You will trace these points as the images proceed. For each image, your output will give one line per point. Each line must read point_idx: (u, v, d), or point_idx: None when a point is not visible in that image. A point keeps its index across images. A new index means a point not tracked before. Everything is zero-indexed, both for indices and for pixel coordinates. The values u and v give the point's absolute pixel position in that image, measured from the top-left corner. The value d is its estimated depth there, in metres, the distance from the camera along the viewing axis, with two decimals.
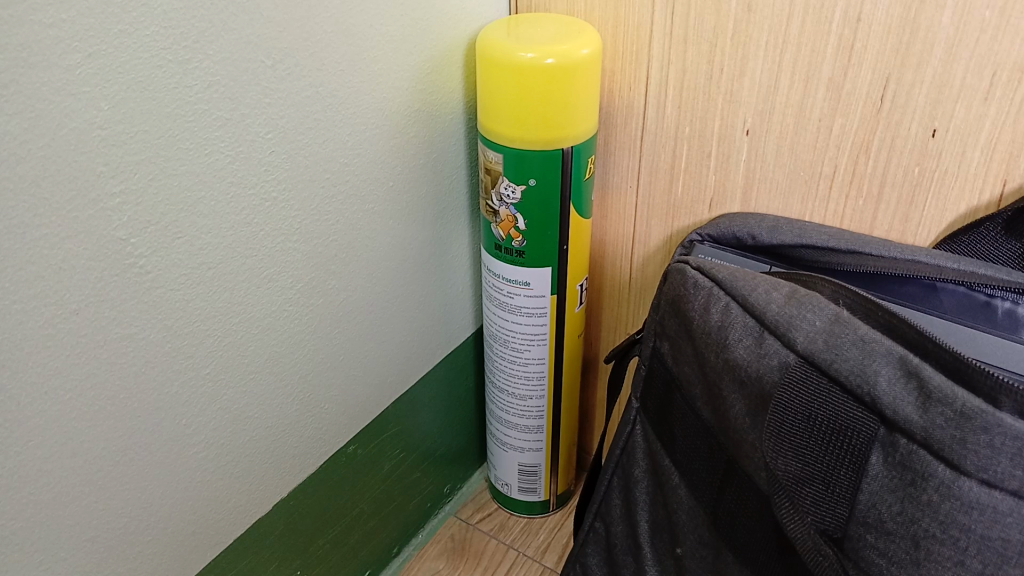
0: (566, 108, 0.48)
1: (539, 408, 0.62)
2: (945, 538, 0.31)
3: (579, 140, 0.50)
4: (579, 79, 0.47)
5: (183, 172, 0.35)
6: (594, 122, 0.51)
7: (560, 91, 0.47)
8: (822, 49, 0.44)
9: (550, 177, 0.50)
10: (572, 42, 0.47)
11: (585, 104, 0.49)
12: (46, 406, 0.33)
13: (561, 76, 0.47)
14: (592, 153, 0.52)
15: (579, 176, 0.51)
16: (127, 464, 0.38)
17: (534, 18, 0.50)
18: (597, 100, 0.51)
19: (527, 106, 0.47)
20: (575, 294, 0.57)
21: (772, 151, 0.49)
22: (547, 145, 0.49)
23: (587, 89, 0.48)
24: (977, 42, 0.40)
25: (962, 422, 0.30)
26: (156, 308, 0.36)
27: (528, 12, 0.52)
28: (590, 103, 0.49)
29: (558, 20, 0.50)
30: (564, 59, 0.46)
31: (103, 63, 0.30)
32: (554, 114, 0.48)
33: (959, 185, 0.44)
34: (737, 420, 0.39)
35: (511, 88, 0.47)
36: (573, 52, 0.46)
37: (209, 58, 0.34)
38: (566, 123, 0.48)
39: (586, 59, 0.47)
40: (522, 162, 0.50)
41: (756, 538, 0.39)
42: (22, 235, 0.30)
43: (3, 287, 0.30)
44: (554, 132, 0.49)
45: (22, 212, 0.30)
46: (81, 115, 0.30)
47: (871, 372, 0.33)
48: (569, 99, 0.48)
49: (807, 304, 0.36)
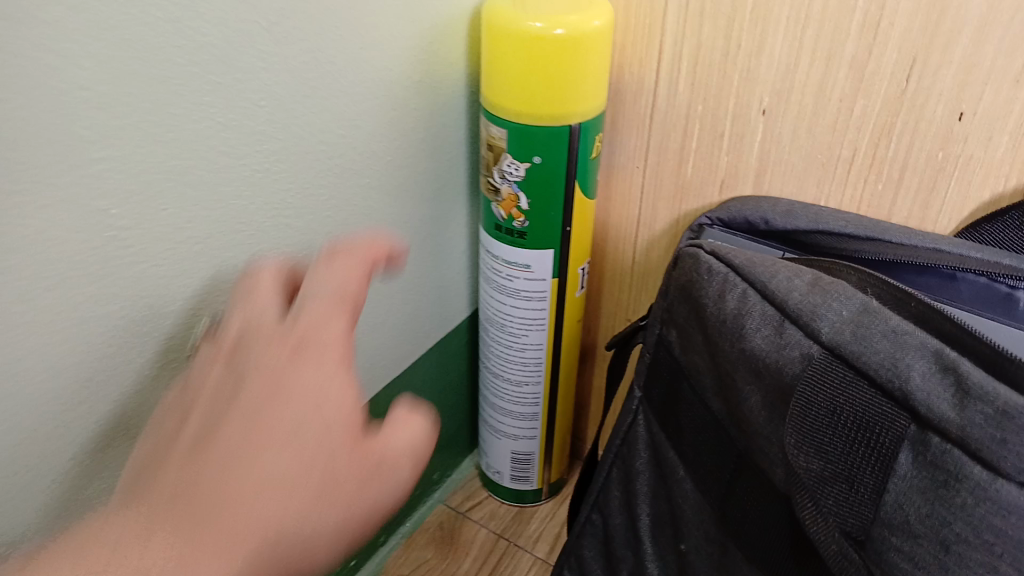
0: (575, 83, 0.46)
1: (535, 396, 0.60)
2: (978, 543, 0.29)
3: (586, 117, 0.47)
4: (589, 51, 0.45)
5: (172, 139, 0.32)
6: (602, 99, 0.48)
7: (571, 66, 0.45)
8: (846, 26, 0.42)
9: (555, 154, 0.48)
10: (583, 13, 0.44)
11: (595, 79, 0.46)
12: (16, 385, 0.30)
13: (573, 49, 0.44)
14: (599, 132, 0.49)
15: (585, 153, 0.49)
16: (105, 447, 0.35)
17: None
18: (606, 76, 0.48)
19: (536, 81, 0.45)
20: (576, 278, 0.55)
21: (789, 133, 0.47)
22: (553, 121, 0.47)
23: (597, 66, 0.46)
24: (1010, 21, 0.38)
25: (1001, 422, 0.28)
26: (138, 285, 0.33)
27: None
28: (600, 79, 0.47)
29: None
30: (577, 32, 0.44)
31: (87, 19, 0.27)
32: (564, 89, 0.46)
33: (984, 171, 0.42)
34: (752, 414, 0.37)
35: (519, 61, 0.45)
36: (584, 24, 0.44)
37: (202, 17, 0.31)
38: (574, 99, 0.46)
39: (597, 31, 0.44)
40: (526, 137, 0.47)
41: (769, 537, 0.37)
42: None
43: None
44: (561, 108, 0.46)
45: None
46: (62, 74, 0.27)
47: (903, 366, 0.31)
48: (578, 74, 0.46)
49: (833, 293, 0.34)
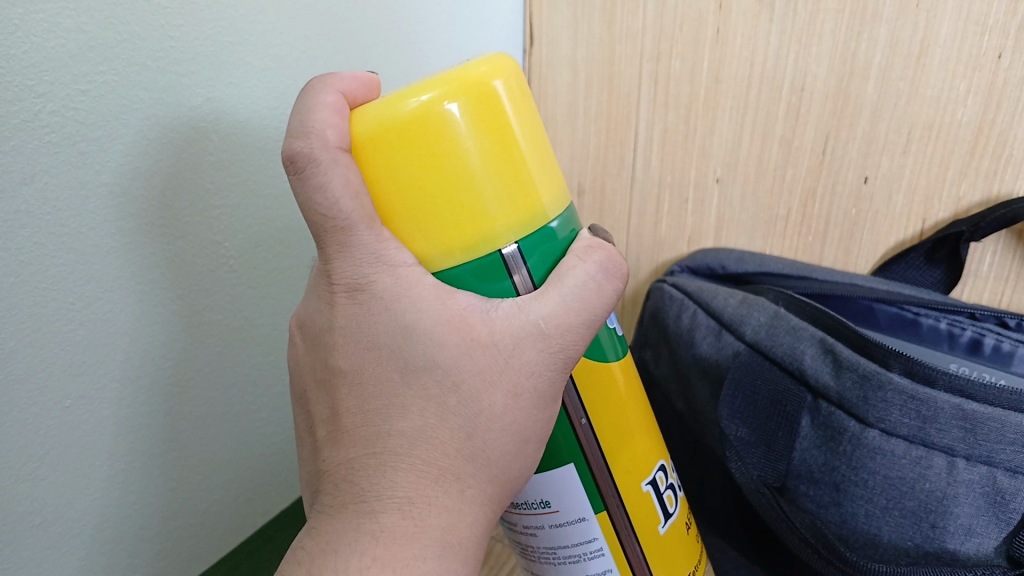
0: (519, 173, 0.32)
1: (603, 571, 0.39)
2: (858, 480, 0.39)
3: (517, 235, 0.32)
4: (440, 148, 0.30)
5: (267, 195, 0.47)
6: (495, 207, 0.31)
7: (500, 161, 0.31)
8: (776, 112, 0.54)
9: (499, 281, 0.33)
10: (392, 156, 0.30)
11: (479, 215, 0.31)
12: (151, 368, 0.43)
13: (481, 116, 0.30)
14: (549, 237, 0.34)
15: (545, 241, 0.34)
16: (205, 427, 0.47)
17: (386, 163, 0.30)
18: (490, 194, 0.31)
19: (445, 195, 0.31)
20: (646, 503, 0.39)
21: (738, 196, 0.59)
22: (500, 237, 0.32)
23: (522, 131, 0.32)
24: (895, 106, 0.50)
25: (864, 383, 0.39)
26: (175, 312, 0.43)
27: (436, 75, 0.30)
28: (485, 204, 0.31)
29: (387, 140, 0.30)
30: (467, 87, 0.30)
31: (237, 121, 0.44)
32: (507, 221, 0.32)
33: (888, 222, 0.54)
34: (703, 404, 0.49)
35: (404, 190, 0.31)
36: (433, 108, 0.29)
37: (260, 97, 0.45)
38: (509, 218, 0.32)
39: (435, 112, 0.29)
40: (473, 277, 0.33)
41: (725, 498, 0.50)
42: (188, 263, 0.43)
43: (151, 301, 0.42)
44: (498, 226, 0.32)
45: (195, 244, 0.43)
46: (218, 182, 0.44)
47: (800, 351, 0.43)
48: (510, 162, 0.31)
49: (755, 306, 0.48)
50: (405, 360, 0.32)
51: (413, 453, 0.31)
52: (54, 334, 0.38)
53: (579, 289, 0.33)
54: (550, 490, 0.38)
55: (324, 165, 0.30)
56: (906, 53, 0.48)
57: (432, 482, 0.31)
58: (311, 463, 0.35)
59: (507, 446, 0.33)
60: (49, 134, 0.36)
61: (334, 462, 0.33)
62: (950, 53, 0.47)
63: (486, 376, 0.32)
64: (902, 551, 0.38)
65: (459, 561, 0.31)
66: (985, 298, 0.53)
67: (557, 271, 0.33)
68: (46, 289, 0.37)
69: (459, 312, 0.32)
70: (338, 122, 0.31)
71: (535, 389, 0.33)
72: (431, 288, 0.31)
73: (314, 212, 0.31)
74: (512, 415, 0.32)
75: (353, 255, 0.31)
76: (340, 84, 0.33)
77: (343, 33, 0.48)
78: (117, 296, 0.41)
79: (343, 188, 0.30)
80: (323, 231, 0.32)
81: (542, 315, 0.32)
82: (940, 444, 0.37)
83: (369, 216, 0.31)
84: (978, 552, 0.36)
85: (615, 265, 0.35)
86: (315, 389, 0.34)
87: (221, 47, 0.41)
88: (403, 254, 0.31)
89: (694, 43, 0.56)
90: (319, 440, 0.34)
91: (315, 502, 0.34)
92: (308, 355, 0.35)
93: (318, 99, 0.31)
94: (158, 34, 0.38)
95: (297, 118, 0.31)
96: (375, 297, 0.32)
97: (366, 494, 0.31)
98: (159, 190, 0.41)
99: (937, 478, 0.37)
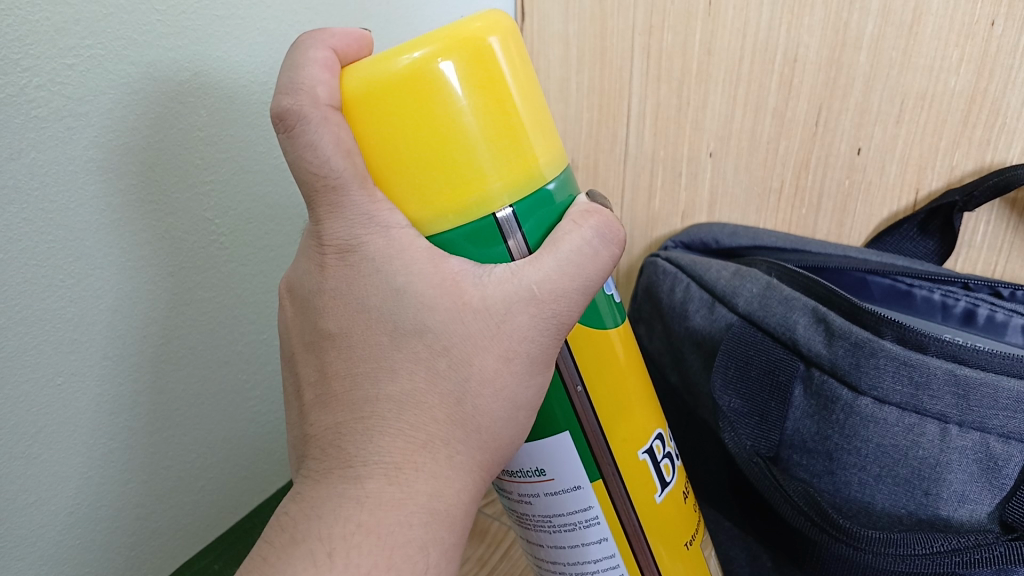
0: (516, 133, 0.31)
1: (599, 540, 0.40)
2: (850, 448, 0.39)
3: (514, 197, 0.32)
4: (435, 106, 0.29)
5: (256, 170, 0.46)
6: (493, 167, 0.31)
7: (496, 121, 0.30)
8: (768, 84, 0.54)
9: (494, 246, 0.33)
10: (388, 114, 0.30)
11: (476, 176, 0.31)
12: (143, 347, 0.43)
13: (475, 73, 0.30)
14: (545, 202, 0.33)
15: (541, 205, 0.33)
16: (199, 407, 0.48)
17: (381, 122, 0.30)
18: (487, 154, 0.31)
19: (441, 157, 0.30)
20: (643, 473, 0.39)
21: (731, 169, 0.59)
22: (495, 200, 0.32)
23: (520, 91, 0.31)
24: (888, 76, 0.50)
25: (856, 351, 0.40)
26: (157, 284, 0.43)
27: (433, 29, 0.30)
28: (483, 167, 0.31)
29: (382, 97, 0.30)
30: (463, 44, 0.29)
31: (224, 96, 0.43)
32: (503, 183, 0.31)
33: (882, 193, 0.53)
34: (697, 375, 0.49)
35: (398, 152, 0.30)
36: (428, 65, 0.29)
37: (248, 72, 0.44)
38: (505, 180, 0.31)
39: (430, 69, 0.29)
40: (469, 242, 0.32)
41: (719, 472, 0.50)
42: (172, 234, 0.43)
43: (141, 270, 0.42)
44: (493, 188, 0.31)
45: (185, 218, 0.43)
46: (213, 154, 0.44)
47: (792, 321, 0.43)
48: (506, 123, 0.31)
49: (746, 278, 0.48)
50: (395, 323, 0.32)
51: (402, 417, 0.31)
52: (44, 311, 0.38)
53: (574, 255, 0.33)
54: (545, 457, 0.38)
55: (315, 122, 0.30)
56: (898, 22, 0.48)
57: (419, 448, 0.31)
58: (297, 426, 0.35)
59: (498, 411, 0.33)
60: (35, 109, 0.35)
61: (322, 426, 0.33)
62: (943, 21, 0.47)
63: (477, 341, 0.32)
64: (895, 519, 0.38)
65: (446, 529, 0.31)
66: (979, 268, 0.52)
67: (553, 236, 0.33)
68: (36, 266, 0.37)
69: (453, 276, 0.32)
70: (328, 78, 0.30)
71: (527, 354, 0.33)
72: (424, 251, 0.31)
73: (305, 170, 0.31)
74: (504, 380, 0.32)
75: (345, 216, 0.31)
76: (332, 40, 0.32)
77: (332, 7, 0.48)
78: (107, 273, 0.40)
79: (333, 147, 0.30)
80: (315, 191, 0.32)
81: (536, 280, 0.32)
82: (933, 411, 0.37)
83: (362, 175, 0.31)
84: (970, 518, 0.36)
85: (613, 232, 0.34)
86: (303, 353, 0.34)
87: (207, 21, 0.41)
88: (397, 217, 0.31)
89: (686, 15, 0.55)
90: (305, 405, 0.34)
91: (301, 465, 0.34)
92: (297, 319, 0.35)
93: (309, 55, 0.31)
94: (142, 8, 0.38)
95: (287, 74, 0.31)
96: (369, 259, 0.32)
97: (353, 459, 0.31)
98: (148, 166, 0.41)
99: (930, 444, 0.37)
